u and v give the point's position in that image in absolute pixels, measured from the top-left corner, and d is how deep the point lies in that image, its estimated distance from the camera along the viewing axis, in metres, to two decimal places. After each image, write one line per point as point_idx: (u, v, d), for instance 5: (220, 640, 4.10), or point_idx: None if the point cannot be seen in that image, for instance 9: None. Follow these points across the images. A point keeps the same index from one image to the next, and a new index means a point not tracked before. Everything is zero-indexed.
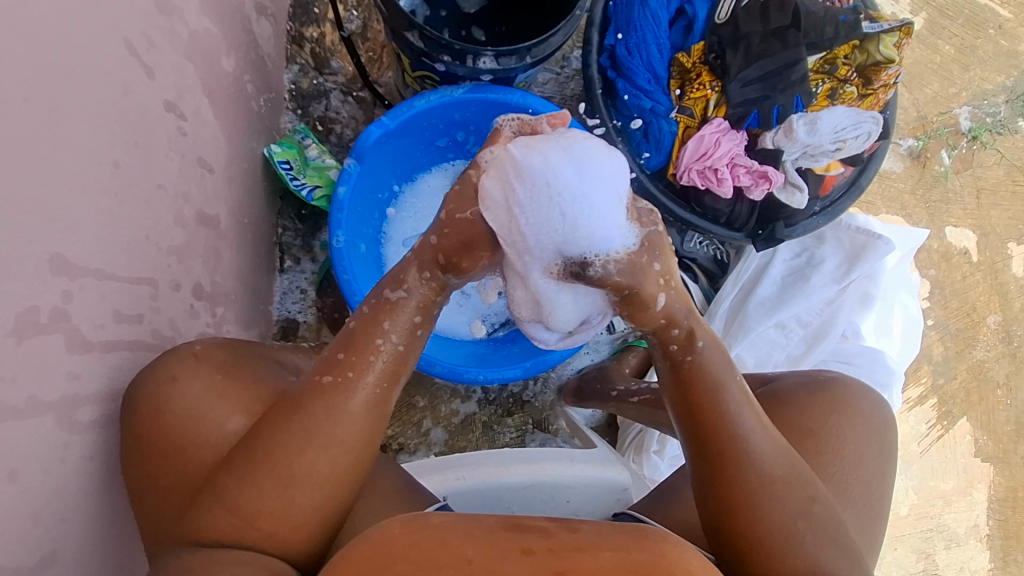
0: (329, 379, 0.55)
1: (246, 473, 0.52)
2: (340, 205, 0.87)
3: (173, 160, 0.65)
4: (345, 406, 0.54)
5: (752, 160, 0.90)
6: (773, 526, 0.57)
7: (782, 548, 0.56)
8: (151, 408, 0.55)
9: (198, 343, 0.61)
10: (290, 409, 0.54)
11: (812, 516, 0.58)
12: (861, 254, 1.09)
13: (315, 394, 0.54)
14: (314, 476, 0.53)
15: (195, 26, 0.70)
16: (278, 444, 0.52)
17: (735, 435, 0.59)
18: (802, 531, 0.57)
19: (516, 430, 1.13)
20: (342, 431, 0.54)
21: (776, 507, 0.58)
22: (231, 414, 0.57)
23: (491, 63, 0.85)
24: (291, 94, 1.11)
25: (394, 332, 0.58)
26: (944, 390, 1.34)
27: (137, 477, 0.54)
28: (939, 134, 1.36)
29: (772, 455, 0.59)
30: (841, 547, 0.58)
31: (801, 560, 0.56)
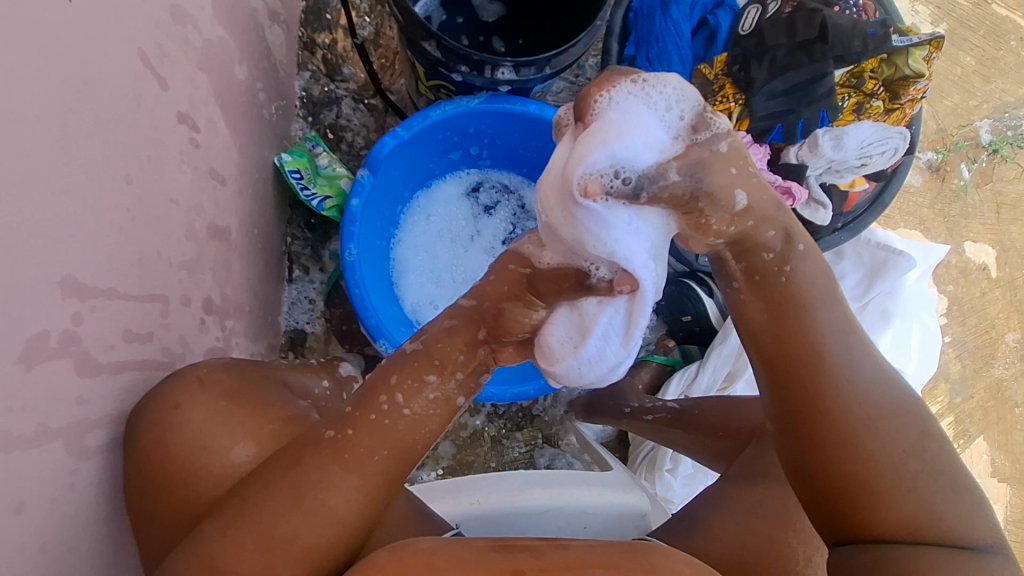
0: (333, 435, 0.53)
1: (236, 522, 0.50)
2: (353, 217, 0.85)
3: (185, 172, 0.64)
4: (347, 468, 0.52)
5: (775, 175, 0.87)
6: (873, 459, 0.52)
7: (877, 478, 0.51)
8: (153, 439, 0.53)
9: (203, 365, 0.59)
10: (292, 459, 0.52)
11: (931, 470, 0.52)
12: (881, 272, 1.07)
13: (316, 449, 0.52)
14: (297, 545, 0.50)
15: (208, 35, 0.68)
16: (268, 499, 0.51)
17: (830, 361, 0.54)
18: (902, 465, 0.52)
19: (525, 445, 1.12)
20: (332, 499, 0.51)
21: (880, 454, 0.52)
22: (236, 443, 0.55)
23: (509, 74, 0.83)
24: (301, 101, 1.09)
25: (402, 393, 0.55)
26: (961, 409, 1.32)
27: (135, 508, 0.53)
28: (959, 148, 1.34)
29: (876, 386, 0.54)
30: (942, 496, 0.51)
31: (898, 497, 0.51)
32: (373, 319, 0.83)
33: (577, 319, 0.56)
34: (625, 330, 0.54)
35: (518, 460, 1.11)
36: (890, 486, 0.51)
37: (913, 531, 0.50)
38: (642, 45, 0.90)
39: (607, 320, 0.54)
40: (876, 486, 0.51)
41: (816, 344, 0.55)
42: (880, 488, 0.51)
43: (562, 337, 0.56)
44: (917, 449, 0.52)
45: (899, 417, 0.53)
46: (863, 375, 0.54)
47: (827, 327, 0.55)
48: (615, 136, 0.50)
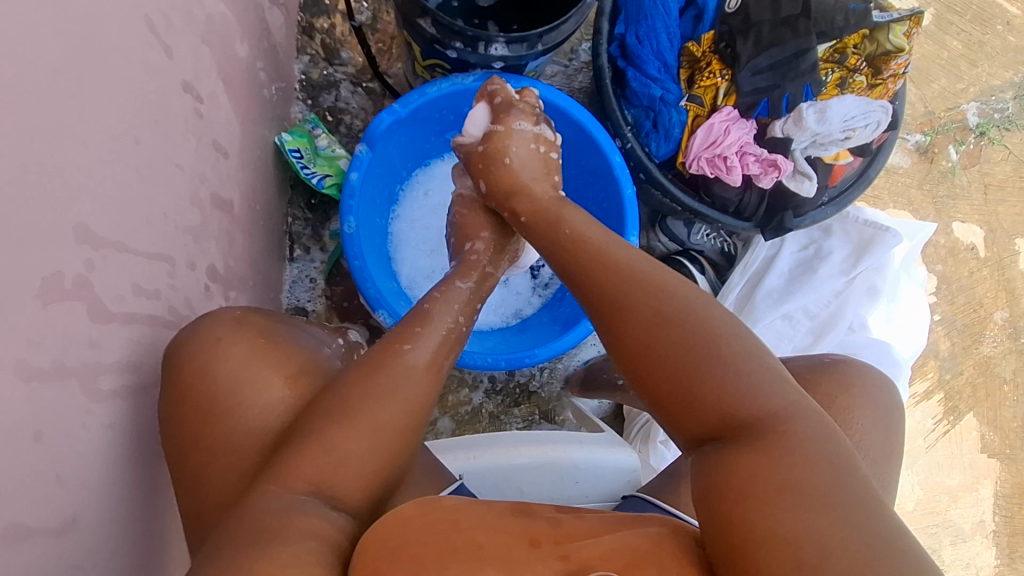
0: (406, 346, 0.62)
1: (321, 422, 0.56)
2: (352, 191, 0.87)
3: (189, 140, 0.66)
4: (413, 366, 0.61)
5: (761, 148, 0.90)
6: (632, 342, 0.58)
7: (642, 362, 0.58)
8: (198, 367, 0.58)
9: (237, 308, 0.64)
10: (371, 368, 0.60)
11: (676, 343, 0.56)
12: (869, 247, 1.09)
13: (388, 356, 0.61)
14: (384, 429, 0.57)
15: (211, 10, 0.71)
16: (353, 399, 0.57)
17: (602, 268, 0.63)
18: (658, 345, 0.57)
19: (523, 420, 1.15)
20: (412, 390, 0.60)
21: (634, 339, 0.58)
22: (273, 381, 0.60)
23: (502, 50, 0.85)
24: (301, 84, 1.12)
25: (465, 316, 0.69)
26: (951, 385, 1.34)
27: (190, 437, 0.57)
28: (946, 130, 1.37)
29: (629, 279, 0.61)
30: (698, 365, 0.55)
31: (663, 378, 0.56)
32: (372, 290, 0.86)
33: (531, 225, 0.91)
34: None
35: None
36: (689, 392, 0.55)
37: (687, 408, 0.55)
38: (631, 23, 0.92)
39: None
40: (677, 399, 0.56)
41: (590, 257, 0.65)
42: (674, 388, 0.55)
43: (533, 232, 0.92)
44: (716, 353, 0.55)
45: (668, 306, 0.58)
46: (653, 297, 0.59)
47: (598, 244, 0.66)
48: None
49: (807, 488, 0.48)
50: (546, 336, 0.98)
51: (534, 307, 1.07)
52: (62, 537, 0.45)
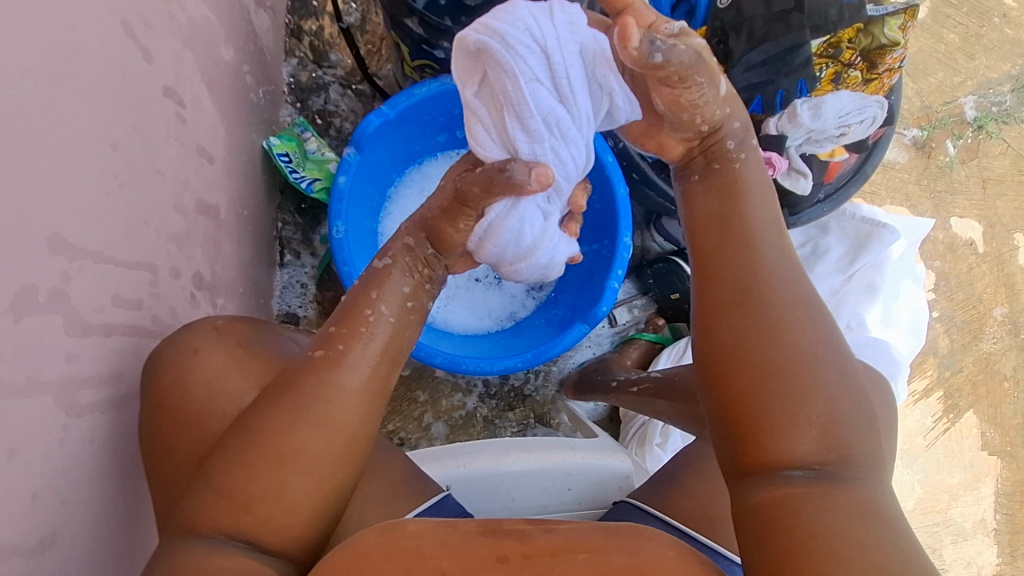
0: (322, 354, 0.55)
1: (247, 447, 0.52)
2: (340, 195, 0.86)
3: (172, 146, 0.65)
4: (336, 382, 0.54)
5: (756, 146, 0.89)
6: (781, 354, 0.51)
7: (787, 375, 0.50)
8: (172, 379, 0.57)
9: (220, 318, 0.64)
10: (282, 387, 0.54)
11: (828, 370, 0.51)
12: (866, 243, 1.08)
13: (308, 369, 0.54)
14: (308, 459, 0.52)
15: (193, 12, 0.70)
16: (271, 425, 0.52)
17: (752, 266, 0.55)
18: (813, 368, 0.50)
19: (517, 424, 1.14)
20: (337, 410, 0.53)
21: (781, 346, 0.51)
22: (244, 393, 0.59)
23: None
24: (289, 87, 1.11)
25: (385, 304, 0.58)
26: (950, 383, 1.33)
27: (150, 454, 0.56)
28: (944, 124, 1.35)
29: (784, 286, 0.54)
30: (842, 402, 0.50)
31: (809, 403, 0.49)
32: None
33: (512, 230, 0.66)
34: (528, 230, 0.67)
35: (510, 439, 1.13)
36: (797, 396, 0.49)
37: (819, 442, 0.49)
38: None
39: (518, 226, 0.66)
40: (808, 428, 0.49)
41: (734, 246, 0.56)
42: (813, 422, 0.49)
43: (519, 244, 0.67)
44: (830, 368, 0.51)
45: (823, 335, 0.52)
46: (786, 292, 0.54)
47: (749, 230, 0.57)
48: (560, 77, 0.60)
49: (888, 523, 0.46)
50: (538, 339, 0.96)
51: (528, 309, 1.06)
52: (41, 557, 0.44)
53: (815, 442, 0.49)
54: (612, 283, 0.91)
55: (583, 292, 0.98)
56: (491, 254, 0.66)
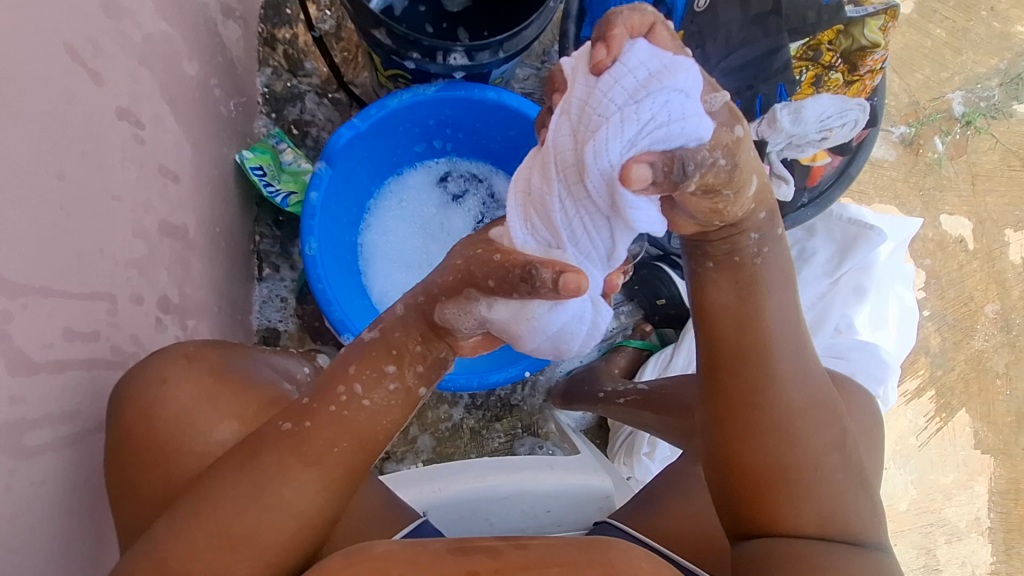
0: (290, 426, 0.53)
1: (202, 506, 0.51)
2: (312, 211, 0.84)
3: (129, 169, 0.63)
4: (302, 470, 0.52)
5: None
6: (792, 452, 0.55)
7: (801, 472, 0.55)
8: (140, 413, 0.55)
9: (191, 342, 0.60)
10: (250, 453, 0.52)
11: (840, 463, 0.56)
12: (852, 246, 1.07)
13: (276, 445, 0.52)
14: (255, 541, 0.50)
15: (150, 30, 0.68)
16: (225, 495, 0.51)
17: (765, 359, 0.57)
18: (828, 464, 0.56)
19: (505, 434, 1.13)
20: (291, 496, 0.51)
21: (796, 444, 0.56)
22: (215, 425, 0.56)
23: (463, 59, 0.81)
24: (264, 98, 1.08)
25: (361, 384, 0.55)
26: (943, 382, 1.32)
27: (114, 489, 0.55)
28: (931, 121, 1.34)
29: (800, 380, 0.57)
30: (851, 489, 0.56)
31: (821, 498, 0.55)
32: (337, 313, 0.83)
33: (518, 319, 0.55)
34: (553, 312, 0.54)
35: (498, 450, 1.12)
36: (801, 492, 0.55)
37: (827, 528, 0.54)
38: None
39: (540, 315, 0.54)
40: (818, 518, 0.54)
41: (746, 338, 0.58)
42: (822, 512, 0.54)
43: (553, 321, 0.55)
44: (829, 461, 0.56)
45: (840, 429, 0.57)
46: (806, 389, 0.57)
47: (771, 319, 0.58)
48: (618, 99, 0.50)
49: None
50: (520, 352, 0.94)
51: None
52: None
53: (822, 528, 0.54)
54: None
55: None
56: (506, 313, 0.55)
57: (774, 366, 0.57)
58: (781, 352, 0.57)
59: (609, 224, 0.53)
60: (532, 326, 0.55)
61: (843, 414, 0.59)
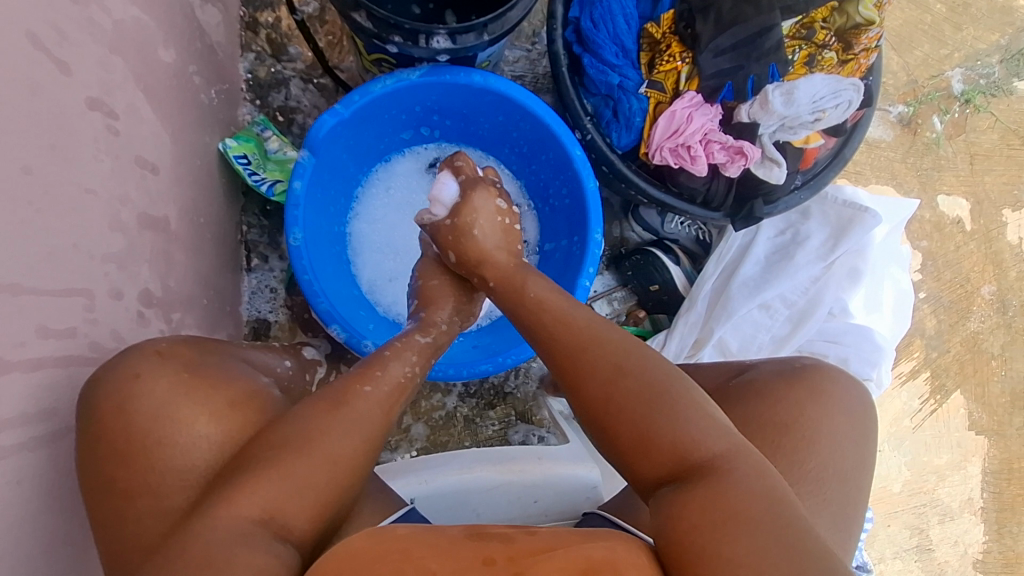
0: (369, 389, 0.62)
1: (264, 458, 0.55)
2: (296, 201, 0.82)
3: (103, 161, 0.62)
4: (366, 406, 0.61)
5: (727, 135, 0.85)
6: (592, 398, 0.61)
7: (606, 411, 0.60)
8: (114, 408, 0.54)
9: (161, 340, 0.60)
10: (333, 405, 0.60)
11: (635, 393, 0.59)
12: (847, 229, 1.05)
13: (350, 393, 0.62)
14: (340, 460, 0.57)
15: (121, 16, 0.66)
16: (311, 430, 0.57)
17: (549, 332, 0.67)
18: (621, 396, 0.59)
19: (499, 422, 1.13)
20: (366, 426, 0.60)
21: (592, 390, 0.61)
22: (199, 416, 0.56)
23: (446, 42, 0.78)
24: (248, 84, 1.06)
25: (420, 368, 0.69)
26: (937, 363, 1.31)
27: (104, 485, 0.53)
28: (930, 99, 1.31)
29: (578, 336, 0.65)
30: (657, 413, 0.58)
31: (632, 431, 0.58)
32: (324, 305, 0.82)
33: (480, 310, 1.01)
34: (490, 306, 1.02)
35: (492, 438, 1.12)
36: (613, 431, 0.59)
37: (650, 455, 0.57)
38: (586, 6, 0.86)
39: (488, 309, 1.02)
40: (637, 448, 0.57)
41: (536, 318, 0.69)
42: (638, 442, 0.57)
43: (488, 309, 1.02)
44: (677, 406, 0.58)
45: (623, 361, 0.62)
46: (590, 343, 0.64)
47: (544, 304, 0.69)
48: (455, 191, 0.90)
49: (759, 521, 0.49)
50: (513, 339, 0.92)
51: None
52: None
53: (650, 462, 0.57)
54: (584, 282, 0.88)
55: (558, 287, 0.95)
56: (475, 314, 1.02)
57: (557, 333, 0.67)
58: (557, 318, 0.68)
59: None
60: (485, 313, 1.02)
61: (633, 349, 0.63)
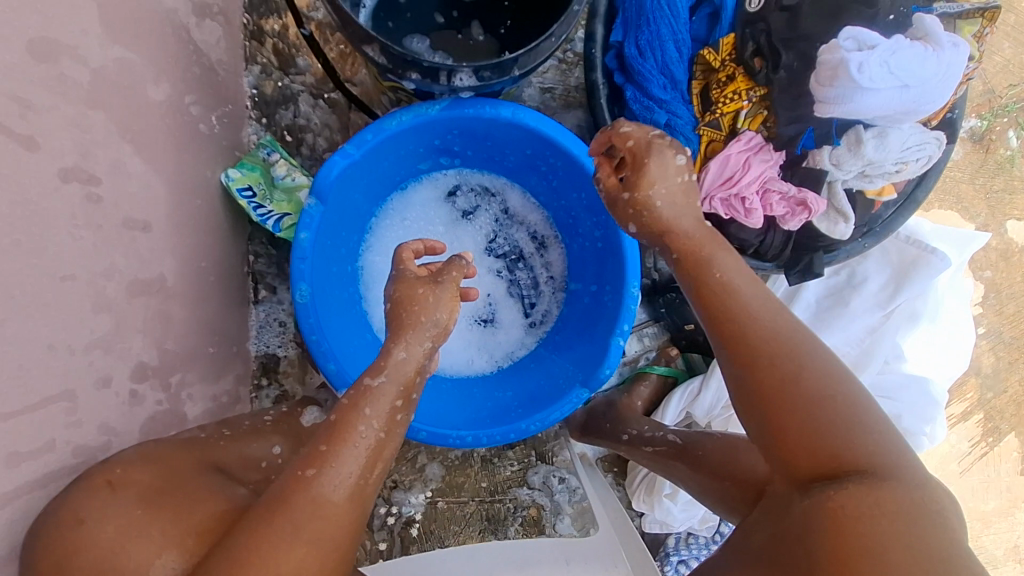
0: (313, 472, 0.54)
1: None
2: (302, 253, 0.74)
3: (82, 238, 0.55)
4: (326, 500, 0.53)
5: (788, 184, 0.75)
6: (770, 386, 0.53)
7: (783, 401, 0.52)
8: (53, 564, 0.48)
9: (116, 464, 0.55)
10: (277, 503, 0.53)
11: (816, 390, 0.52)
12: (910, 272, 0.94)
13: (296, 488, 0.53)
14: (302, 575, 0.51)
15: (100, 61, 0.57)
16: (260, 545, 0.50)
17: (724, 302, 0.56)
18: (802, 391, 0.52)
19: (518, 462, 1.08)
20: (328, 523, 0.53)
21: (765, 375, 0.53)
22: (156, 555, 0.51)
23: (469, 80, 0.69)
24: (253, 100, 0.97)
25: None
26: (992, 405, 1.22)
27: None
28: (1007, 112, 1.17)
29: (760, 315, 0.56)
30: (836, 416, 0.51)
31: (808, 425, 0.51)
32: (334, 368, 0.76)
33: (506, 346, 0.95)
34: (514, 339, 0.95)
35: (510, 480, 1.07)
36: (783, 423, 0.52)
37: (814, 452, 0.51)
38: (631, 28, 0.75)
39: (513, 345, 0.95)
40: (805, 449, 0.51)
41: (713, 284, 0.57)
42: (806, 440, 0.51)
43: (511, 344, 0.95)
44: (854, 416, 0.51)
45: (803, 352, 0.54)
46: (766, 324, 0.55)
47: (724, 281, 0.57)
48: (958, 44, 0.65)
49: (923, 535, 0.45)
50: (532, 400, 0.85)
51: (526, 349, 0.94)
52: None
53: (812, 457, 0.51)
54: (619, 339, 0.80)
55: (583, 339, 0.87)
56: (505, 350, 0.95)
57: (735, 306, 0.56)
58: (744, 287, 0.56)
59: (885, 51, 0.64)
60: (509, 347, 0.95)
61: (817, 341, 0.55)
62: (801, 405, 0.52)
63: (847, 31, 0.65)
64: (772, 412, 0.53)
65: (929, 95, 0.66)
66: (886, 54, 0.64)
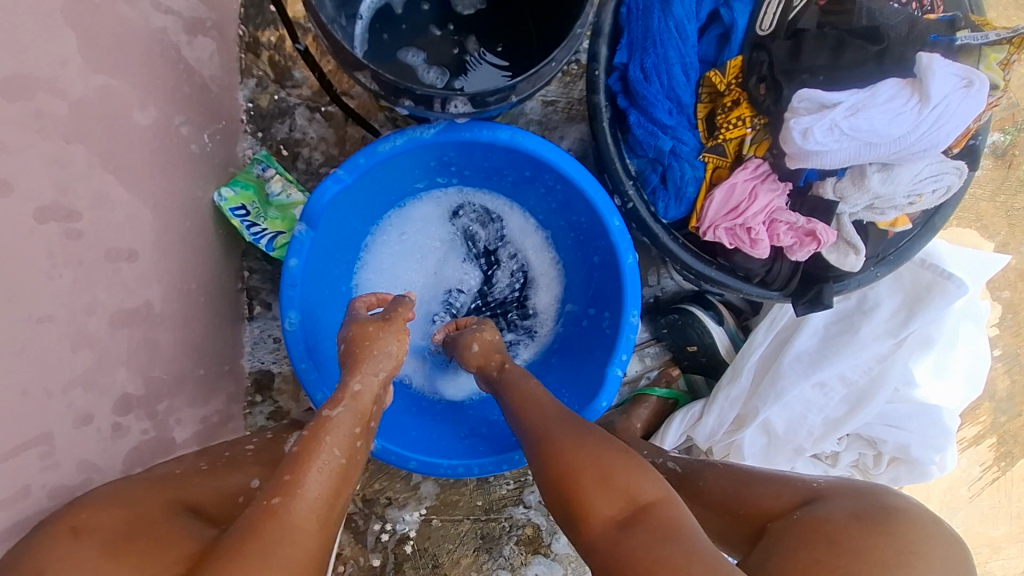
0: (278, 500, 0.52)
1: None
2: (292, 279, 0.73)
3: (60, 277, 0.53)
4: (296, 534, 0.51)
5: (797, 214, 0.72)
6: (556, 446, 0.62)
7: (568, 454, 0.61)
8: None
9: (81, 508, 0.54)
10: (246, 534, 0.50)
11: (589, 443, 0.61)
12: (925, 298, 0.90)
13: (266, 516, 0.51)
14: None
15: (82, 92, 0.56)
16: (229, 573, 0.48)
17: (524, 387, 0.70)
18: (581, 443, 0.61)
19: (514, 481, 1.05)
20: (299, 544, 0.51)
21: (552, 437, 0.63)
22: None
23: (464, 107, 0.66)
24: (248, 115, 0.95)
25: None
26: (1006, 429, 1.18)
27: None
28: None
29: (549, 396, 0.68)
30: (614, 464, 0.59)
31: (587, 467, 0.59)
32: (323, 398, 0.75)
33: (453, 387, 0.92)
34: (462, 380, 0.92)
35: (506, 498, 1.05)
36: (565, 473, 0.59)
37: (603, 491, 0.57)
38: (636, 50, 0.72)
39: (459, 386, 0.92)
40: (592, 484, 0.58)
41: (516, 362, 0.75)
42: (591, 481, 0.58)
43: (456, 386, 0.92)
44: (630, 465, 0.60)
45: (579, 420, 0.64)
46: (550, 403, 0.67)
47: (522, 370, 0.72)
48: (945, 90, 0.62)
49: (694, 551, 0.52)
50: None
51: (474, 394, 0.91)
52: None
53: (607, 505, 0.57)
54: (616, 368, 0.78)
55: (582, 366, 0.85)
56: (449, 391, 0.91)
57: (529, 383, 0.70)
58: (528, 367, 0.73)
59: (847, 109, 0.64)
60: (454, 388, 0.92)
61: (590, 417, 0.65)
62: (580, 451, 0.60)
63: (802, 96, 0.66)
64: (559, 465, 0.60)
65: (933, 133, 0.63)
66: (845, 113, 0.64)
